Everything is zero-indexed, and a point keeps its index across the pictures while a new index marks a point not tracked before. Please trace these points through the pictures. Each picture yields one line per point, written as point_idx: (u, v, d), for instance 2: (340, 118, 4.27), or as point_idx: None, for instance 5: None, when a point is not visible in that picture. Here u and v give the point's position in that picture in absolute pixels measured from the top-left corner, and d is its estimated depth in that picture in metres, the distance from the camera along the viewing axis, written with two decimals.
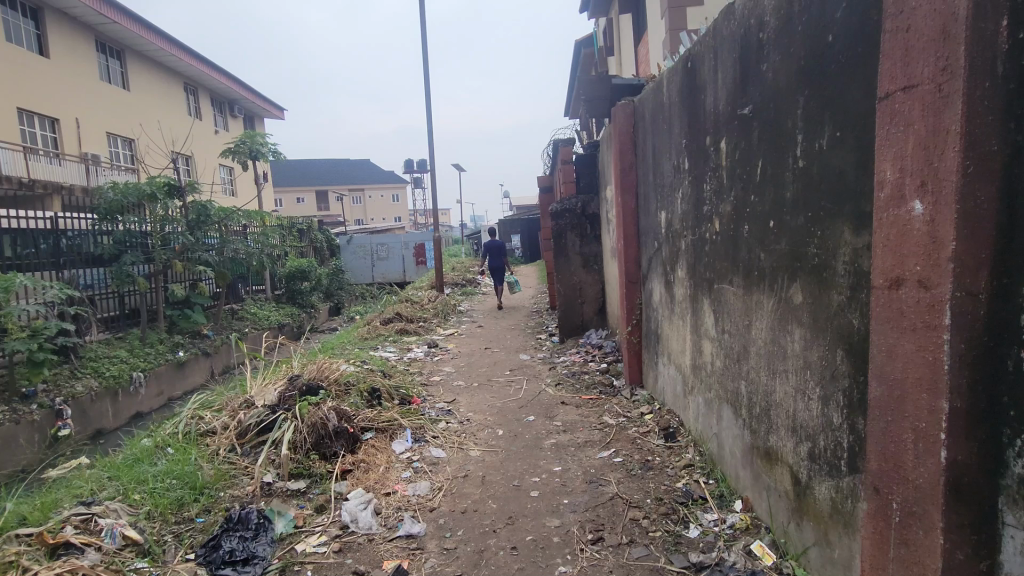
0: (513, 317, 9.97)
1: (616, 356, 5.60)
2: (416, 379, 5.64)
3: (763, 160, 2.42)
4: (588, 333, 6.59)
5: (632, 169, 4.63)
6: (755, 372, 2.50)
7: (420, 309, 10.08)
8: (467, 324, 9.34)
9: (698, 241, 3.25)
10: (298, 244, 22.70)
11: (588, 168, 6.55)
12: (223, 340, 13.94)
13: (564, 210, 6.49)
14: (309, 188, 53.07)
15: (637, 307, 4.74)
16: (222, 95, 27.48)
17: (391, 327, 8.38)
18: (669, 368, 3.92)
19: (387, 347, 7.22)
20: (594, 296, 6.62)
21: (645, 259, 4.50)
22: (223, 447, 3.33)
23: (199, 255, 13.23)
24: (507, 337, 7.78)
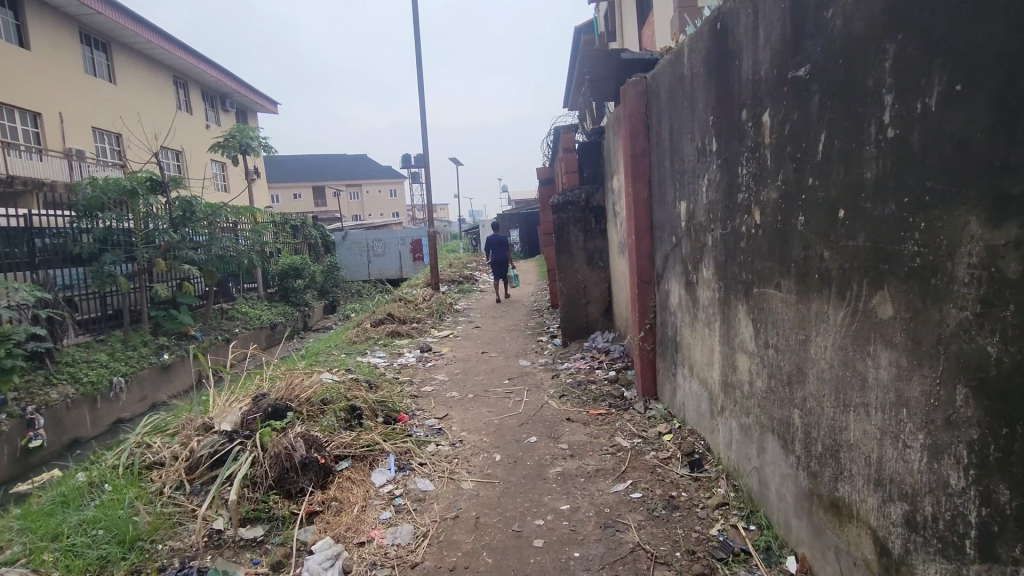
0: (512, 317, 9.46)
1: (626, 363, 5.08)
2: (405, 389, 5.13)
3: (827, 132, 1.90)
4: (594, 336, 6.07)
5: (645, 154, 4.11)
6: (816, 401, 1.98)
7: (413, 308, 9.58)
8: (463, 325, 8.83)
9: (730, 236, 2.74)
10: (291, 240, 22.18)
11: (592, 157, 6.06)
12: (211, 342, 13.46)
13: (566, 202, 6.00)
14: (305, 183, 52.47)
15: (651, 310, 4.22)
16: (213, 89, 26.88)
17: (381, 329, 7.86)
18: (692, 382, 3.39)
19: (376, 352, 6.71)
20: (599, 296, 6.11)
21: (660, 256, 3.99)
22: (168, 485, 2.82)
23: (184, 253, 12.71)
24: (505, 340, 7.26)
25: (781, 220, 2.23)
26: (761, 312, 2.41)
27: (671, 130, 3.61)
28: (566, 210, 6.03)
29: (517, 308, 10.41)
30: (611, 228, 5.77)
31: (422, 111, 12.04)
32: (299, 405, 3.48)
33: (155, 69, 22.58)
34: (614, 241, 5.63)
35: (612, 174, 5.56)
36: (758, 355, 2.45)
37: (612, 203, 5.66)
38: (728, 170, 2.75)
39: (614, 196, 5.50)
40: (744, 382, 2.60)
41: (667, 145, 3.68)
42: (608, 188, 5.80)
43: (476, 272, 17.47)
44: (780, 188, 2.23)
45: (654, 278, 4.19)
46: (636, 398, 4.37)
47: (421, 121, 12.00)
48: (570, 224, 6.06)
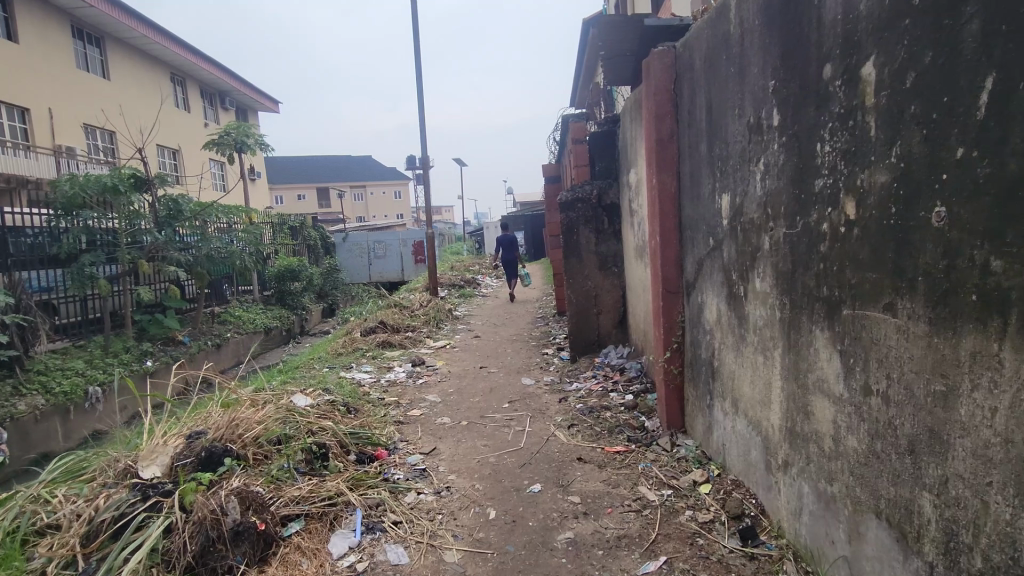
0: (515, 325, 8.77)
1: (645, 385, 4.39)
2: (389, 414, 4.45)
3: (1001, 73, 1.21)
4: (606, 351, 5.37)
5: (672, 139, 3.43)
6: (973, 491, 1.29)
7: (407, 315, 8.90)
8: (461, 334, 8.15)
9: (802, 237, 2.04)
10: (289, 241, 21.56)
11: (605, 149, 5.38)
12: (200, 347, 12.86)
13: (576, 200, 5.32)
14: (308, 184, 51.95)
15: (677, 326, 3.53)
16: (211, 86, 26.28)
17: (370, 339, 7.19)
18: (739, 423, 2.69)
19: (363, 366, 6.02)
20: (613, 306, 5.42)
21: (692, 263, 3.29)
22: (55, 562, 2.14)
23: (171, 254, 12.08)
24: (507, 352, 6.57)
25: (899, 212, 1.54)
26: (858, 345, 1.72)
27: (709, 108, 2.92)
28: (576, 208, 5.35)
29: (519, 316, 9.71)
30: (627, 229, 5.08)
31: (421, 105, 11.38)
32: (244, 448, 2.79)
33: (151, 65, 22.00)
34: (631, 244, 4.94)
35: (629, 167, 4.87)
36: (852, 405, 1.75)
37: (628, 200, 4.96)
38: (800, 149, 2.06)
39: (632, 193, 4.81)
40: (825, 436, 1.91)
41: (705, 125, 2.99)
42: (624, 184, 5.11)
43: (478, 275, 16.80)
44: (895, 167, 1.54)
45: (681, 289, 3.50)
46: (659, 431, 3.67)
47: (420, 116, 11.34)
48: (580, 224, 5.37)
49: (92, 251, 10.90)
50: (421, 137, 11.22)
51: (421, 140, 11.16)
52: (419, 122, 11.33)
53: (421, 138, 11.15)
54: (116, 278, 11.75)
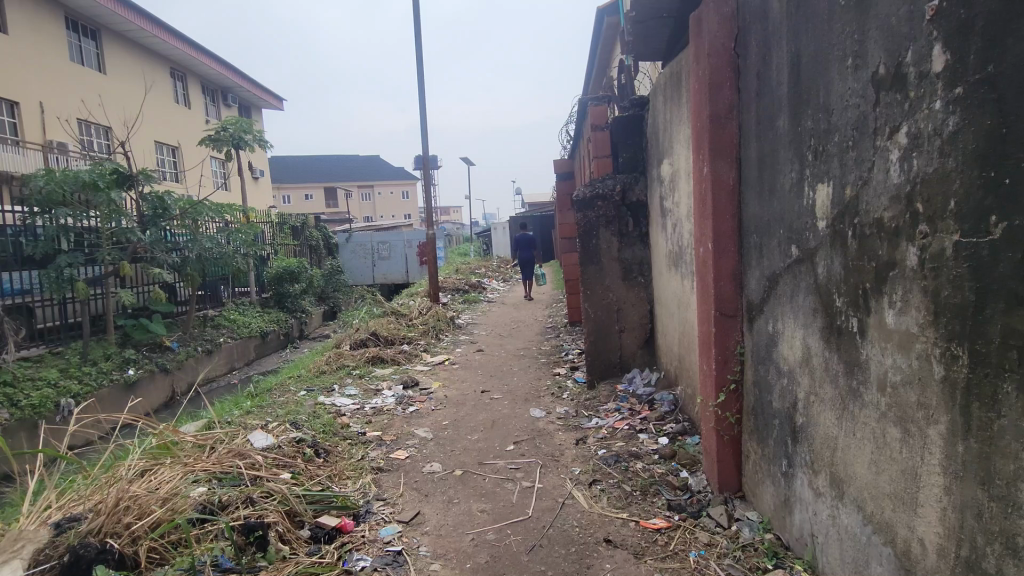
0: (522, 337, 7.95)
1: (683, 425, 3.56)
2: (368, 457, 3.64)
3: None
4: (631, 375, 4.54)
5: (732, 113, 2.60)
6: None
7: (403, 325, 8.10)
8: (462, 347, 7.33)
9: (1008, 252, 1.22)
10: (290, 242, 20.84)
11: (630, 137, 4.55)
12: (188, 354, 12.18)
13: (596, 196, 4.49)
14: (314, 183, 51.30)
15: (734, 359, 2.71)
16: (214, 82, 25.56)
17: (358, 353, 6.38)
18: (845, 515, 1.87)
19: (347, 388, 5.21)
20: (637, 323, 4.59)
21: (760, 280, 2.47)
22: None
23: (159, 255, 11.38)
24: (512, 372, 5.75)
25: None
26: None
27: (796, 66, 2.10)
28: (595, 205, 4.52)
29: (527, 326, 8.87)
30: (658, 232, 4.24)
31: (421, 96, 10.58)
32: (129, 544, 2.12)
33: (150, 58, 21.30)
34: (664, 250, 4.12)
35: (661, 157, 4.04)
36: None
37: (660, 196, 4.13)
38: (1000, 104, 1.23)
39: (665, 187, 3.98)
40: None
41: (787, 92, 2.18)
42: (654, 178, 4.28)
43: (484, 278, 15.96)
44: None
45: (741, 311, 2.68)
46: (707, 493, 2.85)
47: (421, 108, 10.53)
48: (599, 225, 4.54)
49: (70, 251, 10.18)
50: (422, 130, 10.41)
51: (422, 134, 10.36)
52: (420, 114, 10.51)
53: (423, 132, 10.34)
54: (99, 280, 11.07)
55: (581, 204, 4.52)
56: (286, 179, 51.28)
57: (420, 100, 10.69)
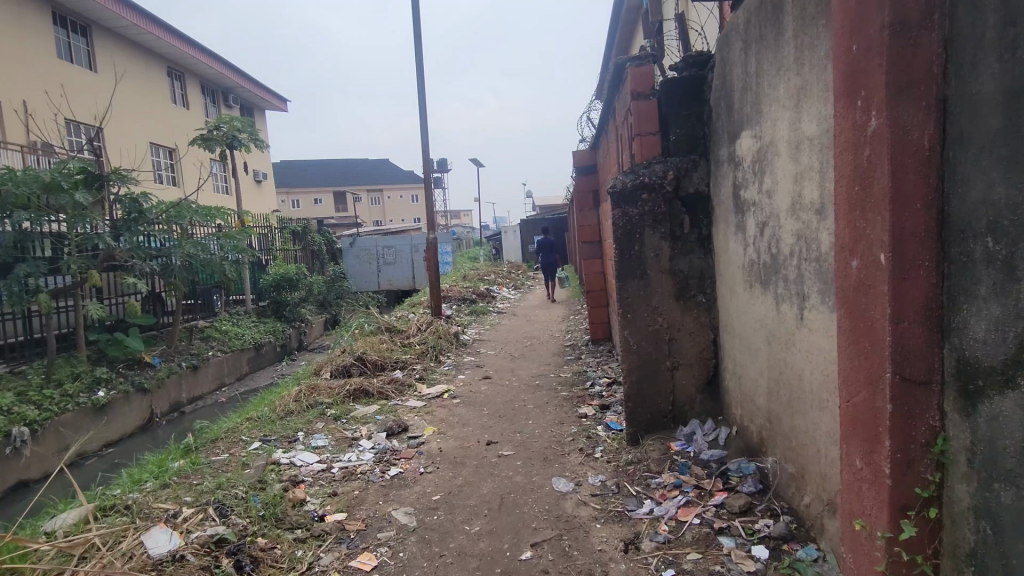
0: (536, 360, 6.77)
1: (788, 526, 2.37)
2: (317, 568, 2.48)
3: None
4: (690, 427, 3.35)
5: (933, 18, 1.44)
6: None
7: (398, 345, 6.93)
8: (466, 373, 6.16)
9: None
10: (289, 248, 19.79)
11: (686, 106, 3.35)
12: (170, 370, 11.14)
13: (641, 186, 3.34)
14: (322, 188, 50.50)
15: (925, 461, 1.53)
16: (214, 83, 24.39)
17: (336, 384, 5.21)
18: None
19: (314, 438, 4.06)
20: (696, 358, 3.39)
21: (1010, 327, 1.30)
22: None
23: (138, 263, 10.31)
24: (524, 414, 4.57)
25: None
26: None
27: None
28: (639, 199, 3.36)
29: (541, 345, 7.68)
30: (732, 235, 3.05)
31: (421, 82, 9.35)
32: None
33: (146, 57, 20.05)
34: (742, 260, 2.94)
35: (741, 129, 2.86)
36: None
37: (735, 186, 2.95)
38: None
39: (747, 172, 2.80)
40: None
41: None
42: (725, 160, 3.09)
43: (494, 286, 14.83)
44: None
45: (940, 375, 1.50)
46: None
47: (419, 94, 9.28)
48: (645, 226, 3.38)
49: (30, 260, 9.06)
50: (421, 119, 9.16)
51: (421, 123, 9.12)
52: (419, 101, 9.25)
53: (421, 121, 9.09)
54: (67, 290, 10.01)
55: (620, 196, 3.38)
56: (293, 182, 50.39)
57: (419, 85, 9.45)
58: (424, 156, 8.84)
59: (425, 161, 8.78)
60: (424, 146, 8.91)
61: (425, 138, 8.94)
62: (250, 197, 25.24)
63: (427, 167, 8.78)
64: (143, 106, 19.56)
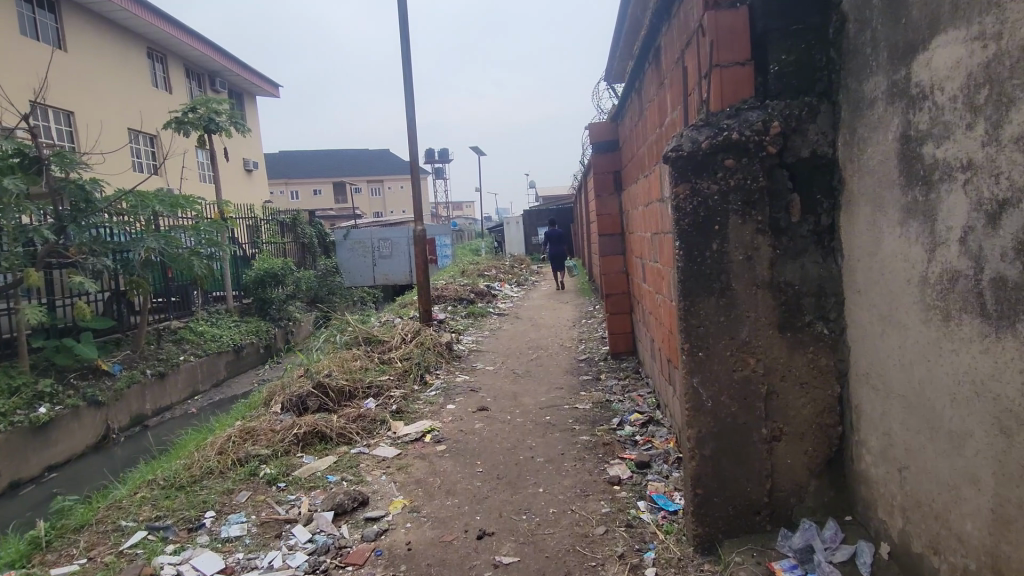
0: (544, 380, 5.50)
1: None
2: None
3: None
4: (804, 533, 2.09)
5: None
6: None
7: (374, 363, 5.62)
8: (457, 401, 4.88)
9: None
10: (275, 241, 18.47)
11: (800, 16, 2.06)
12: (130, 380, 9.91)
13: (724, 146, 2.07)
14: (318, 178, 49.14)
15: None
16: (199, 67, 22.74)
17: (279, 425, 3.91)
18: None
19: (226, 524, 2.78)
20: (812, 423, 2.12)
21: None
22: None
23: (89, 260, 9.04)
24: (531, 477, 3.29)
25: None
26: None
27: None
28: (721, 166, 2.09)
29: (548, 359, 6.38)
30: (898, 226, 1.76)
31: (405, 47, 7.94)
32: None
33: (124, 37, 18.21)
34: (923, 271, 1.66)
35: (933, 33, 1.56)
36: None
37: (912, 140, 1.66)
38: None
39: (951, 109, 1.51)
40: None
41: None
42: (882, 98, 1.80)
43: (496, 282, 13.60)
44: None
45: None
46: None
47: (403, 62, 7.86)
48: (730, 210, 2.10)
49: None
50: (406, 91, 7.75)
51: (406, 96, 7.71)
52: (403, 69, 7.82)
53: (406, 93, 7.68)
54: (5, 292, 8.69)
55: (690, 163, 2.12)
56: (290, 173, 49.10)
57: (404, 52, 8.06)
58: (410, 134, 7.48)
59: (411, 140, 7.41)
60: (409, 122, 7.52)
61: (411, 113, 7.55)
62: (235, 187, 23.88)
63: (414, 147, 7.41)
64: (121, 89, 17.82)
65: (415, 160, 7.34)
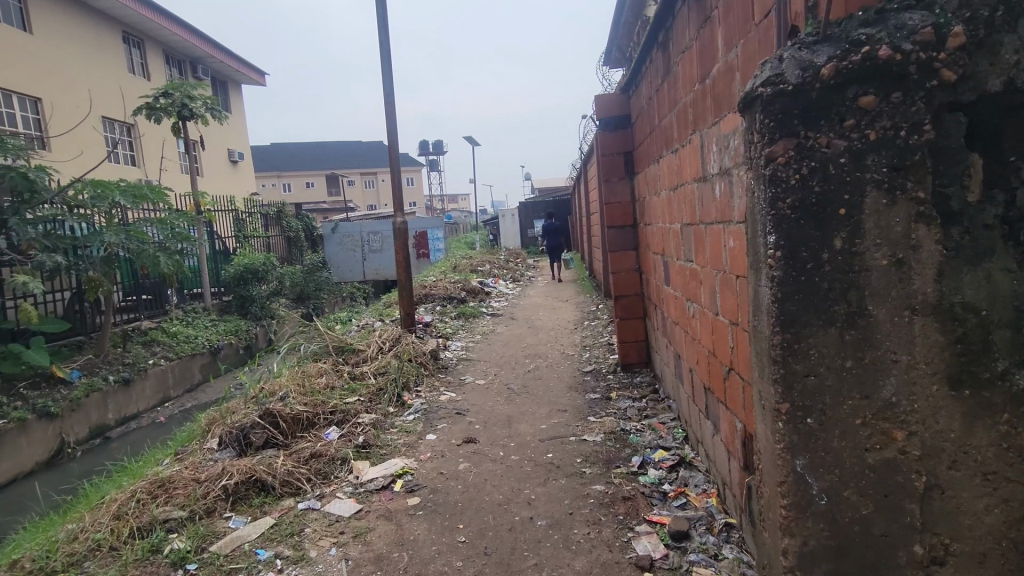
0: (544, 400, 4.63)
1: None
2: None
3: None
4: None
5: None
6: None
7: (342, 380, 4.73)
8: (439, 430, 4.01)
9: None
10: (257, 235, 17.51)
11: None
12: (89, 388, 9.01)
13: (860, 73, 1.22)
14: (310, 171, 48.10)
15: None
16: (179, 52, 21.61)
17: (208, 472, 3.06)
18: None
19: None
20: (1001, 539, 1.27)
21: None
22: None
23: (37, 258, 8.14)
24: (529, 555, 2.43)
25: None
26: None
27: None
28: (853, 108, 1.24)
29: (547, 372, 5.51)
30: None
31: (383, 13, 6.97)
32: None
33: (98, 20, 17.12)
34: None
35: None
36: None
37: None
38: None
39: None
40: None
41: None
42: None
43: (491, 279, 12.72)
44: None
45: None
46: None
47: (379, 29, 6.86)
48: (868, 183, 1.24)
49: None
50: (382, 61, 6.74)
51: (382, 67, 6.70)
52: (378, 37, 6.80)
53: (382, 64, 6.69)
54: None
55: (799, 104, 1.27)
56: (282, 165, 48.06)
57: (381, 18, 7.07)
58: (388, 112, 6.52)
59: (389, 118, 6.44)
60: (387, 98, 6.57)
61: (389, 88, 6.58)
62: (218, 179, 22.89)
63: (392, 125, 6.44)
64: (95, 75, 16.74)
65: (393, 142, 6.38)
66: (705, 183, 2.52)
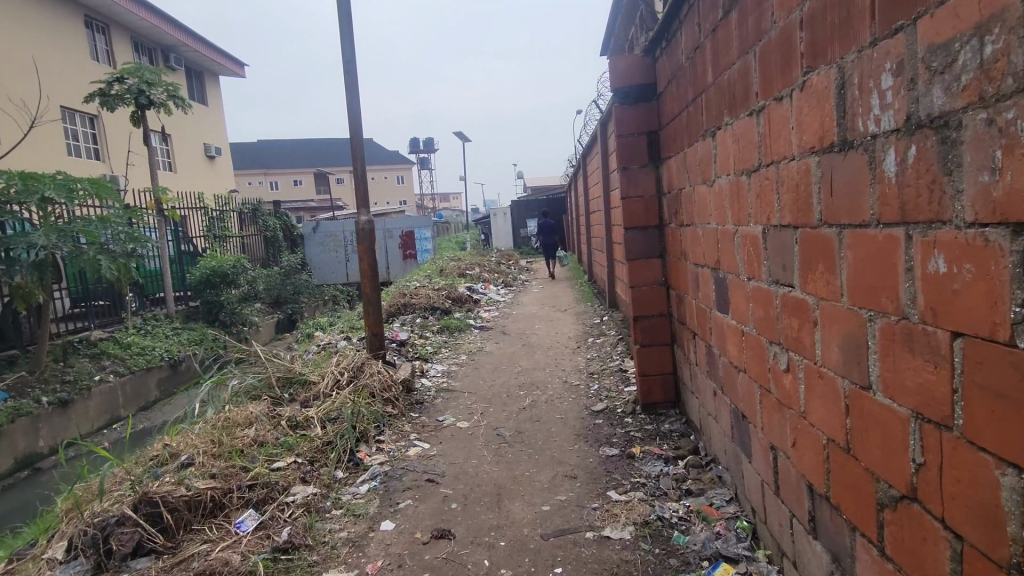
0: (546, 459, 3.49)
1: None
2: None
3: None
4: None
5: None
6: None
7: (276, 432, 3.56)
8: (400, 512, 2.86)
9: None
10: (230, 234, 16.26)
11: None
12: (15, 412, 7.80)
13: None
14: (298, 169, 46.80)
15: None
16: (150, 39, 20.37)
17: None
18: None
19: None
20: None
21: None
22: None
23: None
24: None
25: None
26: None
27: None
28: None
29: (547, 411, 4.36)
30: None
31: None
32: None
33: None
34: None
35: None
36: None
37: None
38: None
39: None
40: None
41: None
42: None
43: (481, 284, 11.58)
44: None
45: None
46: None
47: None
48: None
49: None
50: (341, 28, 5.57)
51: (341, 35, 5.54)
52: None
53: (340, 32, 5.50)
54: None
55: None
56: (268, 164, 46.72)
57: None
58: (349, 88, 5.36)
59: (350, 95, 5.28)
60: (348, 72, 5.43)
61: (350, 60, 5.43)
62: (192, 175, 21.61)
63: (354, 105, 5.28)
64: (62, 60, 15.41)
65: (355, 125, 5.21)
66: (847, 154, 1.41)
